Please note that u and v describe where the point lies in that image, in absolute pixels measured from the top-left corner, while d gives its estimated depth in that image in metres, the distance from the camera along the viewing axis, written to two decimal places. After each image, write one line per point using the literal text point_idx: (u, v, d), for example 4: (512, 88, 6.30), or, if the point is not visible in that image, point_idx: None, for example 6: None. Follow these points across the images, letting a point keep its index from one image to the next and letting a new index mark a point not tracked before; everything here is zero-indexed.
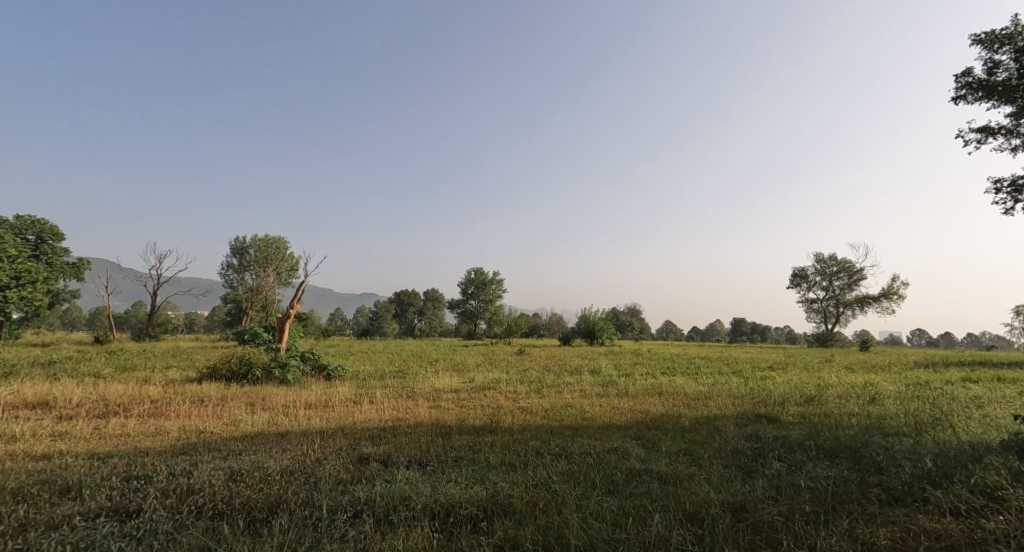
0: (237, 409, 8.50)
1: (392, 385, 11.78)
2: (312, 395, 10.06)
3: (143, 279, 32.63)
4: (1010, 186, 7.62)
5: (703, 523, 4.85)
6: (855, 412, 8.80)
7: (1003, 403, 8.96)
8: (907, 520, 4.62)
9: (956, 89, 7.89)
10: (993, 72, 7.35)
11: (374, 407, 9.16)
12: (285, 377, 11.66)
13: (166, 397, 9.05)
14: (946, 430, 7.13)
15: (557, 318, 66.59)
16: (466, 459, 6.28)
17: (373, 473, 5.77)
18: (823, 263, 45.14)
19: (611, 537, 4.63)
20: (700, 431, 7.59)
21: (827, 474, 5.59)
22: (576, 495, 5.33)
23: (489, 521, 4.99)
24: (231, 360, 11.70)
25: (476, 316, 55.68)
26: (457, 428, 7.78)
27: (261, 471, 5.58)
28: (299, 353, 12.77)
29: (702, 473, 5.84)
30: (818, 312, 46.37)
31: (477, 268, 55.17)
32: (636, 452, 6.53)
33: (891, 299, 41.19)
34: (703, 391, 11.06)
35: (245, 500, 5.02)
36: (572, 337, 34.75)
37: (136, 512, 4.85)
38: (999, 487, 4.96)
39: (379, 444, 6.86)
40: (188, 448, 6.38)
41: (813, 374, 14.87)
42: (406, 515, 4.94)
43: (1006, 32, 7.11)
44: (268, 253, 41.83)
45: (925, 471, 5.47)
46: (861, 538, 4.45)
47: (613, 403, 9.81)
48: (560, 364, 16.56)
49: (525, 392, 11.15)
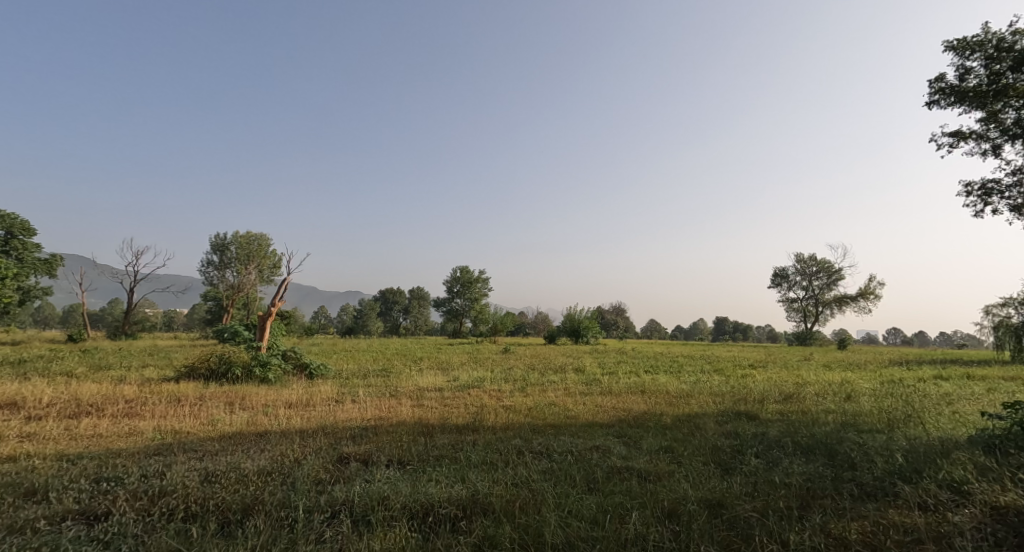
0: (216, 409, 8.38)
1: (375, 384, 11.68)
2: (293, 394, 9.95)
3: (120, 276, 31.97)
4: (980, 189, 7.77)
5: (680, 520, 4.90)
6: (831, 409, 8.98)
7: (972, 399, 9.20)
8: (877, 515, 4.71)
9: (929, 93, 7.97)
10: (964, 78, 7.45)
11: (357, 407, 9.09)
12: (266, 376, 11.54)
13: (141, 397, 8.89)
14: (917, 425, 7.31)
15: (542, 317, 66.63)
16: (447, 459, 6.27)
17: (353, 473, 5.73)
18: (803, 263, 45.73)
19: (588, 535, 4.66)
20: (680, 429, 7.66)
21: (802, 470, 5.68)
22: (556, 493, 5.35)
23: (468, 521, 4.98)
24: (210, 360, 11.58)
25: (461, 315, 55.58)
26: (439, 427, 7.75)
27: (237, 471, 5.51)
28: (281, 352, 12.64)
29: (682, 470, 5.90)
30: (798, 312, 46.96)
31: (462, 267, 55.17)
32: (618, 450, 6.58)
33: (868, 299, 41.93)
34: (686, 389, 11.19)
35: (218, 502, 4.96)
36: (557, 336, 34.67)
37: (106, 514, 4.76)
38: (965, 481, 5.06)
39: (361, 444, 6.81)
40: (162, 449, 6.28)
41: (793, 372, 15.14)
42: (384, 515, 4.92)
43: (977, 39, 7.20)
44: (251, 250, 41.30)
45: (896, 466, 5.58)
46: (833, 534, 4.52)
47: (596, 402, 9.84)
48: (544, 363, 16.63)
49: (509, 391, 11.14)
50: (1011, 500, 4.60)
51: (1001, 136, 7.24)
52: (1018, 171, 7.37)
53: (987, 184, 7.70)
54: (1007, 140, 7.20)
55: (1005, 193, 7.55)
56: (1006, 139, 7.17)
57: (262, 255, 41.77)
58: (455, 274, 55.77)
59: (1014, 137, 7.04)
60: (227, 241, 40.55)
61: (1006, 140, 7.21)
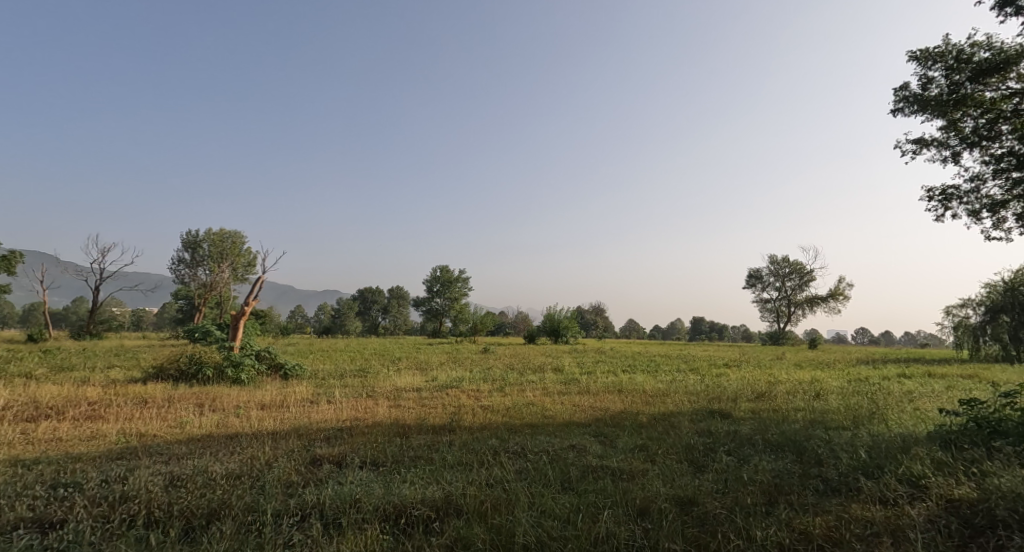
0: (185, 411, 8.19)
1: (352, 384, 11.55)
2: (267, 395, 9.79)
3: (85, 273, 30.99)
4: (940, 195, 8.00)
5: (651, 517, 4.94)
6: (801, 407, 9.16)
7: (933, 396, 9.48)
8: (839, 510, 4.81)
9: (893, 101, 8.18)
10: (926, 87, 7.66)
11: (332, 407, 8.97)
12: (239, 376, 11.31)
13: (105, 399, 8.65)
14: (881, 422, 7.51)
15: (521, 317, 66.52)
16: (422, 459, 6.25)
17: (325, 475, 5.67)
18: (776, 264, 46.59)
19: (559, 535, 4.67)
20: (655, 428, 7.76)
21: (772, 467, 5.79)
22: (529, 493, 5.35)
23: (442, 522, 4.96)
24: (180, 360, 11.33)
25: (441, 315, 55.47)
26: (416, 428, 7.69)
27: (204, 475, 5.39)
28: (254, 351, 12.38)
29: (655, 468, 5.96)
30: (771, 312, 47.78)
31: (441, 267, 55.08)
32: (593, 449, 6.63)
33: (838, 300, 42.88)
34: (662, 388, 11.31)
35: (182, 507, 4.85)
36: (537, 336, 34.74)
37: (61, 522, 4.62)
38: (923, 475, 5.19)
39: (335, 445, 6.73)
40: (125, 452, 6.12)
41: (764, 371, 15.47)
42: (355, 517, 4.87)
43: (938, 50, 7.41)
44: (224, 248, 40.25)
45: (860, 462, 5.71)
46: (797, 528, 4.60)
47: (574, 401, 9.88)
48: (523, 362, 16.67)
49: (488, 390, 11.09)
50: (964, 493, 4.72)
51: (960, 143, 7.45)
52: (975, 178, 7.61)
53: (947, 189, 7.93)
54: (966, 147, 7.41)
55: (963, 198, 7.79)
56: (965, 146, 7.38)
57: (236, 253, 40.85)
58: (435, 273, 55.51)
59: (972, 145, 7.25)
60: (199, 238, 39.53)
61: (965, 147, 7.42)
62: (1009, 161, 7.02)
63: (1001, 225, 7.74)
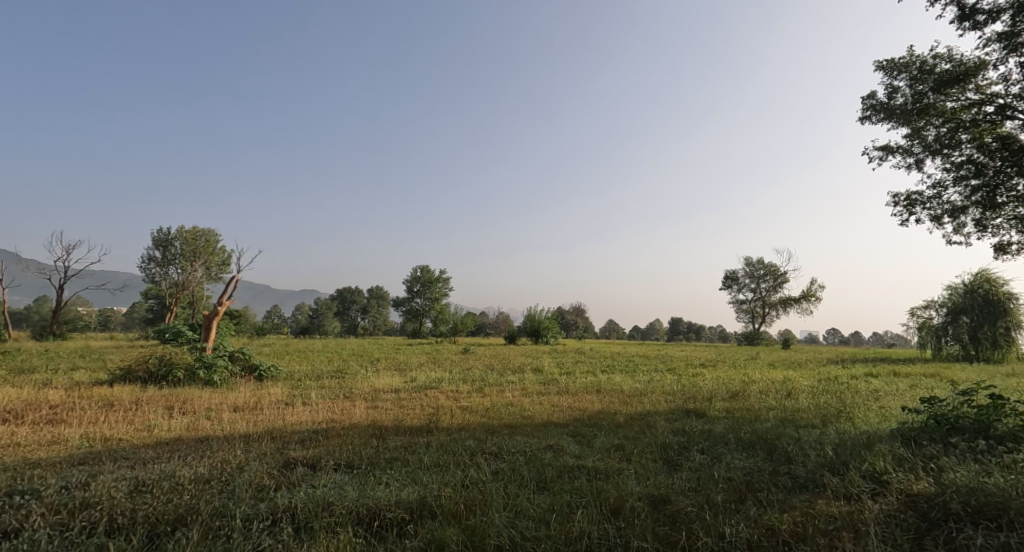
0: (154, 414, 8.00)
1: (329, 385, 11.39)
2: (240, 397, 9.60)
3: (48, 272, 29.98)
4: (905, 200, 8.23)
5: (624, 516, 4.99)
6: (774, 406, 9.34)
7: (898, 395, 9.75)
8: (806, 506, 4.91)
9: (861, 109, 8.38)
10: (892, 96, 7.88)
11: (307, 409, 8.85)
12: (211, 378, 11.08)
13: (69, 403, 8.40)
14: (848, 420, 7.69)
15: (502, 317, 66.39)
16: (399, 461, 6.21)
17: (298, 478, 5.59)
18: (751, 266, 47.37)
19: (533, 535, 4.69)
20: (631, 427, 7.82)
21: (743, 465, 5.88)
22: (505, 494, 5.36)
23: (416, 523, 4.94)
24: (149, 362, 11.08)
25: (421, 315, 55.14)
26: (393, 429, 7.62)
27: (171, 480, 5.26)
28: (228, 352, 12.15)
29: (631, 467, 6.03)
30: (746, 313, 48.53)
31: (421, 267, 54.82)
32: (571, 449, 6.66)
33: (810, 301, 43.71)
34: (640, 388, 11.42)
35: (147, 513, 4.74)
36: (516, 337, 34.79)
37: (17, 531, 4.50)
38: (885, 471, 5.33)
39: (309, 448, 6.65)
40: (88, 458, 5.96)
41: (739, 370, 15.76)
42: (327, 521, 4.81)
43: (903, 61, 7.62)
44: (197, 247, 39.41)
45: (827, 459, 5.84)
46: (764, 524, 4.68)
47: (552, 401, 9.91)
48: (502, 363, 16.68)
49: (467, 391, 11.07)
50: (922, 487, 4.86)
51: (923, 151, 7.67)
52: (937, 184, 7.85)
53: (911, 195, 8.15)
54: (928, 155, 7.63)
55: (926, 204, 8.03)
56: (927, 154, 7.60)
57: (209, 252, 39.97)
58: (415, 274, 55.23)
59: (934, 153, 7.48)
60: (171, 237, 38.65)
61: (927, 155, 7.65)
62: (968, 168, 7.27)
63: (962, 230, 8.00)
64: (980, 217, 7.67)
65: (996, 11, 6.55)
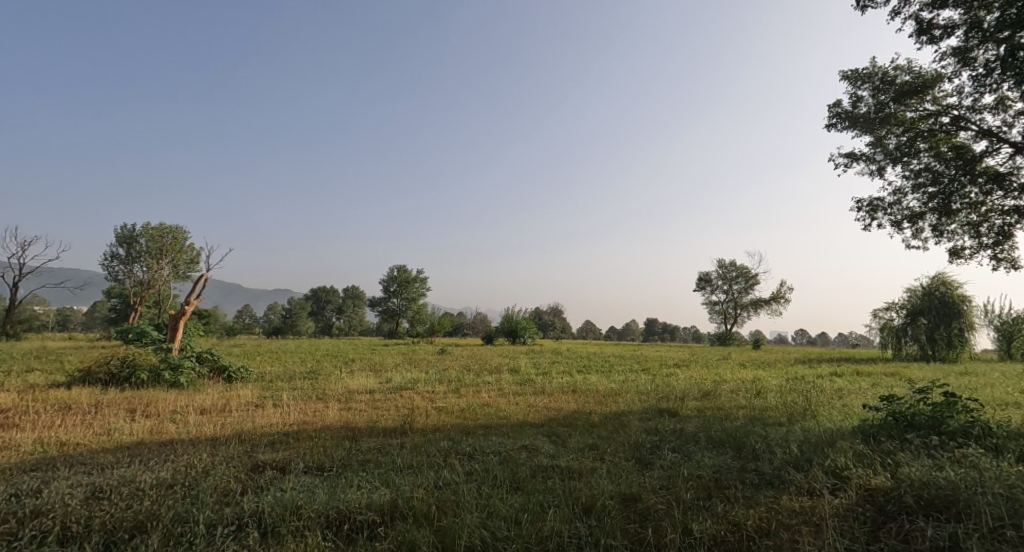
0: (116, 417, 7.77)
1: (301, 387, 11.22)
2: (208, 400, 9.40)
3: (3, 269, 28.86)
4: (868, 206, 8.46)
5: (595, 515, 5.02)
6: (744, 405, 9.51)
7: (861, 393, 10.03)
8: (771, 502, 5.00)
9: (828, 117, 8.56)
10: (856, 105, 8.07)
11: (278, 411, 8.70)
12: (177, 380, 10.80)
13: (24, 406, 8.11)
14: (813, 418, 7.89)
15: (479, 317, 66.18)
16: (371, 463, 6.15)
17: (267, 481, 5.50)
18: (723, 268, 48.14)
19: (504, 535, 4.69)
20: (606, 427, 7.90)
21: (712, 463, 5.98)
22: (478, 494, 5.35)
23: (387, 526, 4.89)
24: (110, 364, 10.75)
25: (397, 315, 54.71)
26: (366, 431, 7.54)
27: (131, 485, 5.12)
28: (195, 353, 11.87)
29: (604, 466, 6.07)
30: (719, 314, 49.30)
31: (398, 267, 54.42)
32: (545, 449, 6.68)
33: (780, 303, 44.67)
34: (615, 388, 11.52)
35: (105, 520, 4.62)
36: (494, 337, 34.78)
37: None
38: (846, 467, 5.47)
39: (278, 451, 6.53)
40: (41, 464, 5.75)
41: (711, 370, 16.03)
42: (295, 525, 4.74)
43: (867, 71, 7.82)
44: (163, 244, 38.38)
45: (793, 456, 5.97)
46: (730, 520, 4.76)
47: (528, 401, 9.93)
48: (478, 363, 16.63)
49: (443, 392, 11.05)
50: (880, 482, 5.00)
51: (885, 159, 7.87)
52: (897, 191, 8.09)
53: (873, 201, 8.39)
54: (889, 163, 7.84)
55: (887, 210, 8.26)
56: (888, 161, 7.81)
57: (177, 250, 39.01)
58: (391, 273, 54.76)
59: (894, 161, 7.70)
60: (136, 233, 37.66)
61: (888, 162, 7.86)
62: (926, 176, 7.53)
63: (920, 235, 8.26)
64: (936, 223, 7.92)
65: (951, 26, 6.78)
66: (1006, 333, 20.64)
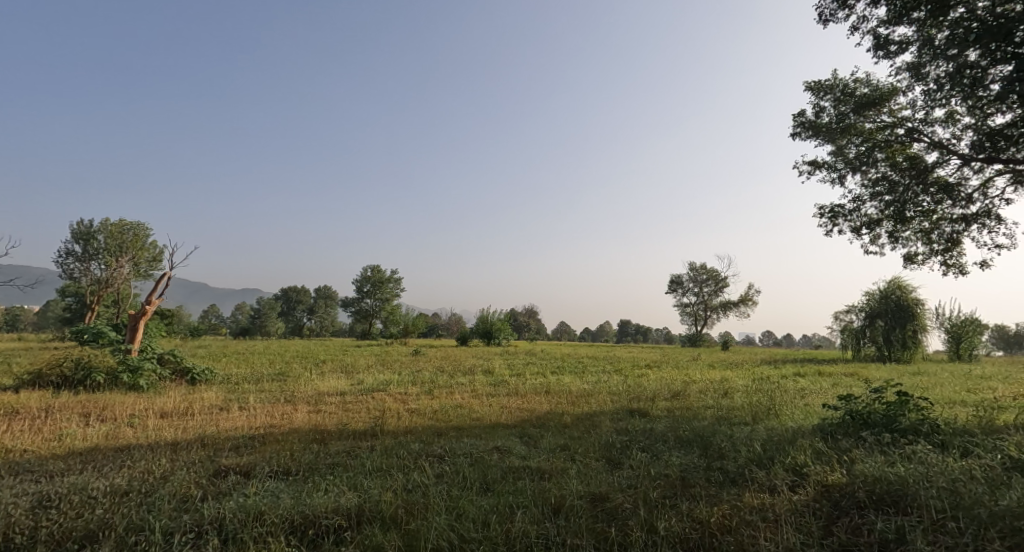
0: (70, 422, 7.48)
1: (268, 389, 11.00)
2: (169, 402, 9.14)
3: None
4: (829, 213, 8.69)
5: (564, 515, 5.03)
6: (711, 404, 9.66)
7: (823, 393, 10.29)
8: (735, 499, 5.08)
9: (793, 126, 8.75)
10: (819, 115, 8.28)
11: (244, 414, 8.50)
12: (137, 382, 10.48)
13: None
14: (777, 417, 8.06)
15: (453, 317, 65.80)
16: (340, 466, 6.06)
17: (230, 486, 5.37)
18: (694, 271, 48.85)
19: (472, 536, 4.67)
20: (577, 427, 7.93)
21: (680, 462, 6.06)
22: (448, 496, 5.30)
23: (354, 530, 4.82)
24: (63, 366, 10.36)
25: (370, 316, 54.09)
26: (335, 433, 7.44)
27: (83, 493, 4.94)
28: (157, 354, 11.53)
29: (574, 466, 6.10)
30: (689, 316, 50.02)
31: (371, 268, 53.80)
32: (516, 450, 6.67)
33: (748, 304, 45.54)
34: (587, 389, 11.59)
35: (54, 530, 4.45)
36: (468, 338, 34.79)
37: None
38: (805, 464, 5.60)
39: (243, 455, 6.39)
40: None
41: (681, 370, 16.56)
42: (258, 531, 4.64)
43: (829, 83, 8.04)
44: (124, 241, 37.21)
45: (757, 455, 6.08)
46: (695, 518, 4.83)
47: (499, 403, 9.92)
48: (452, 364, 16.62)
49: (415, 393, 10.97)
50: (836, 478, 5.13)
51: (845, 167, 8.08)
52: (856, 199, 8.33)
53: (835, 208, 8.61)
54: (849, 171, 8.04)
55: (847, 216, 8.50)
56: (848, 170, 8.01)
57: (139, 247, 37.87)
58: (364, 274, 54.22)
59: (853, 170, 7.91)
60: (94, 229, 36.47)
61: (848, 171, 8.06)
62: (882, 185, 7.75)
63: (877, 241, 8.51)
64: (892, 230, 8.16)
65: (905, 42, 7.01)
66: (957, 334, 21.46)
